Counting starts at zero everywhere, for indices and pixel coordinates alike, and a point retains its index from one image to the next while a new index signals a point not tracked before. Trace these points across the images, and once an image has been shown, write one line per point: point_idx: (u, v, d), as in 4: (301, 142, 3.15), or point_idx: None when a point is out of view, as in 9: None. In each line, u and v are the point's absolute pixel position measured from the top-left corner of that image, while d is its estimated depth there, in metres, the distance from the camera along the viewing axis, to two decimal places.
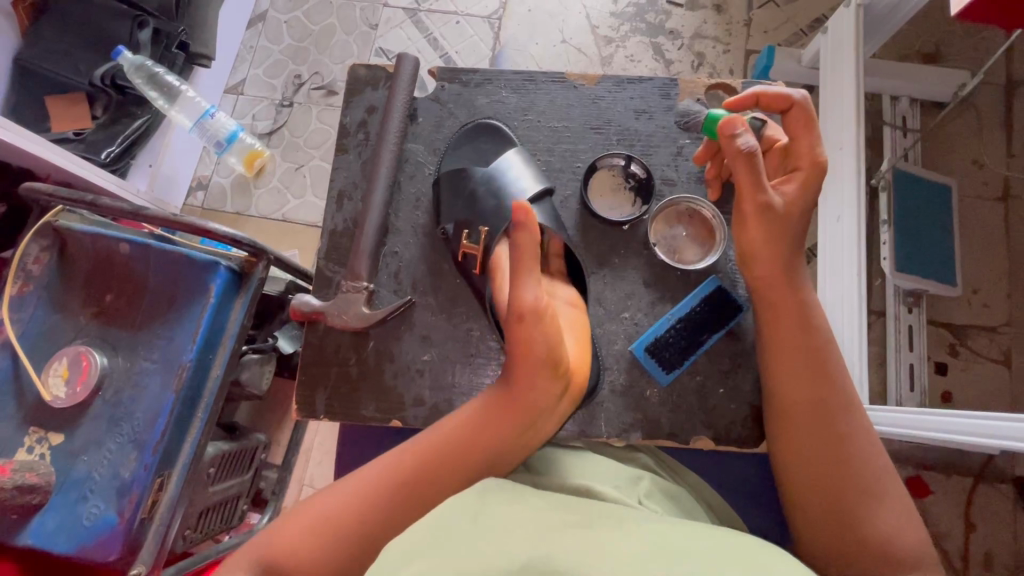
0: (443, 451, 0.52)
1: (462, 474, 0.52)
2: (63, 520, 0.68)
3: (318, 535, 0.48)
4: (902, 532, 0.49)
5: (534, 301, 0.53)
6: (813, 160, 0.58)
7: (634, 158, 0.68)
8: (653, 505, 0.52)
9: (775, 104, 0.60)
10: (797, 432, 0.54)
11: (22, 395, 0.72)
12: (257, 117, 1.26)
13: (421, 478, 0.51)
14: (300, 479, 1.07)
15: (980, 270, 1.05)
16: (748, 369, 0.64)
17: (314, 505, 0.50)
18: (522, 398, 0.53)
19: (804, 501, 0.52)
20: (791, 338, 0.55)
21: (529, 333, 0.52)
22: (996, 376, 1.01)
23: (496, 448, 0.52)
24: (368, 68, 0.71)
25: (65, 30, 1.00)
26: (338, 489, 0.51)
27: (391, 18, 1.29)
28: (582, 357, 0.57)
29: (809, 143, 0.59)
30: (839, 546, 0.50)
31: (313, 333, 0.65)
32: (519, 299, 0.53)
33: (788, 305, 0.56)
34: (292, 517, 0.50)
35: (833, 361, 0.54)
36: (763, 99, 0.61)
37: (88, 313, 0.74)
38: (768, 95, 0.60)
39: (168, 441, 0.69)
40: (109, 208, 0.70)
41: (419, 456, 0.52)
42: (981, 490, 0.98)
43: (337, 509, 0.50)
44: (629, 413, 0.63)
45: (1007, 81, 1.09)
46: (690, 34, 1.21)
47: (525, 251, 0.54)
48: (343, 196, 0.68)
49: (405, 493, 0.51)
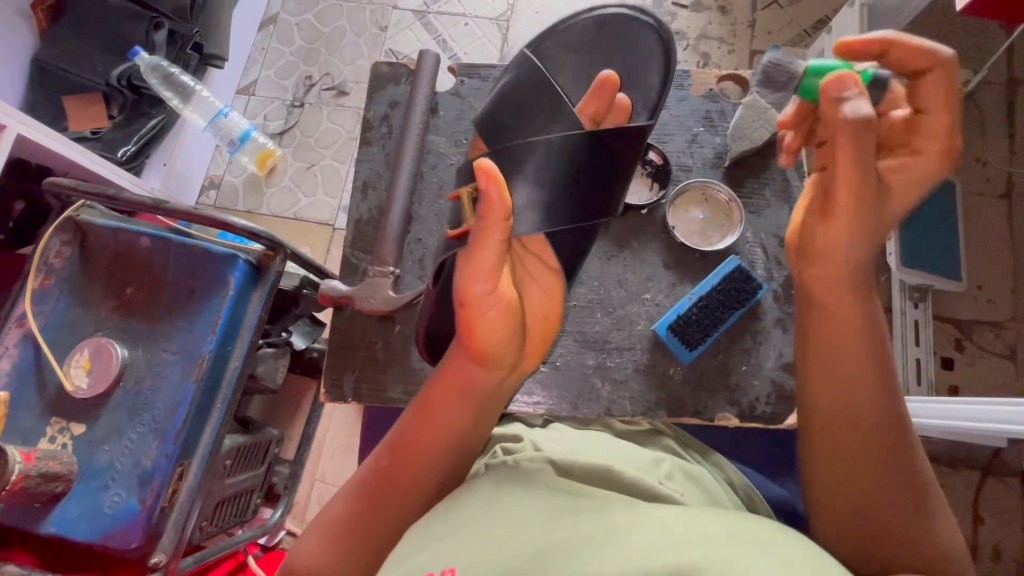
0: (417, 440, 0.51)
1: (434, 458, 0.51)
2: (85, 509, 0.69)
3: (333, 540, 0.48)
4: (947, 548, 0.46)
5: (485, 290, 0.49)
6: (940, 147, 0.52)
7: (651, 146, 0.69)
8: (672, 484, 0.52)
9: (914, 66, 0.52)
10: (846, 443, 0.49)
11: (45, 386, 0.73)
12: (269, 117, 1.28)
13: (397, 470, 0.50)
14: (312, 473, 1.08)
15: (984, 265, 1.06)
16: (770, 346, 0.65)
17: (330, 509, 0.50)
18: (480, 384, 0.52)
19: (850, 516, 0.48)
20: (843, 344, 0.50)
21: (478, 318, 0.49)
22: (1002, 370, 1.02)
23: (461, 424, 0.51)
24: (389, 64, 0.72)
25: (83, 32, 1.01)
26: (340, 497, 0.51)
27: (401, 20, 1.31)
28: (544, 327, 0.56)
29: (942, 122, 0.52)
30: (886, 565, 0.46)
31: (340, 318, 0.66)
32: (468, 284, 0.49)
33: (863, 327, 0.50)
34: (307, 534, 0.50)
35: (884, 366, 0.50)
36: (905, 54, 0.52)
37: (109, 304, 0.75)
38: (911, 48, 0.51)
39: (188, 430, 0.70)
40: (132, 202, 0.72)
41: (395, 455, 0.51)
42: (988, 484, 0.99)
43: (348, 514, 0.49)
44: (652, 393, 0.64)
45: (1008, 80, 1.11)
46: (695, 35, 1.23)
47: (487, 223, 0.48)
48: (368, 186, 0.70)
49: (383, 492, 0.49)
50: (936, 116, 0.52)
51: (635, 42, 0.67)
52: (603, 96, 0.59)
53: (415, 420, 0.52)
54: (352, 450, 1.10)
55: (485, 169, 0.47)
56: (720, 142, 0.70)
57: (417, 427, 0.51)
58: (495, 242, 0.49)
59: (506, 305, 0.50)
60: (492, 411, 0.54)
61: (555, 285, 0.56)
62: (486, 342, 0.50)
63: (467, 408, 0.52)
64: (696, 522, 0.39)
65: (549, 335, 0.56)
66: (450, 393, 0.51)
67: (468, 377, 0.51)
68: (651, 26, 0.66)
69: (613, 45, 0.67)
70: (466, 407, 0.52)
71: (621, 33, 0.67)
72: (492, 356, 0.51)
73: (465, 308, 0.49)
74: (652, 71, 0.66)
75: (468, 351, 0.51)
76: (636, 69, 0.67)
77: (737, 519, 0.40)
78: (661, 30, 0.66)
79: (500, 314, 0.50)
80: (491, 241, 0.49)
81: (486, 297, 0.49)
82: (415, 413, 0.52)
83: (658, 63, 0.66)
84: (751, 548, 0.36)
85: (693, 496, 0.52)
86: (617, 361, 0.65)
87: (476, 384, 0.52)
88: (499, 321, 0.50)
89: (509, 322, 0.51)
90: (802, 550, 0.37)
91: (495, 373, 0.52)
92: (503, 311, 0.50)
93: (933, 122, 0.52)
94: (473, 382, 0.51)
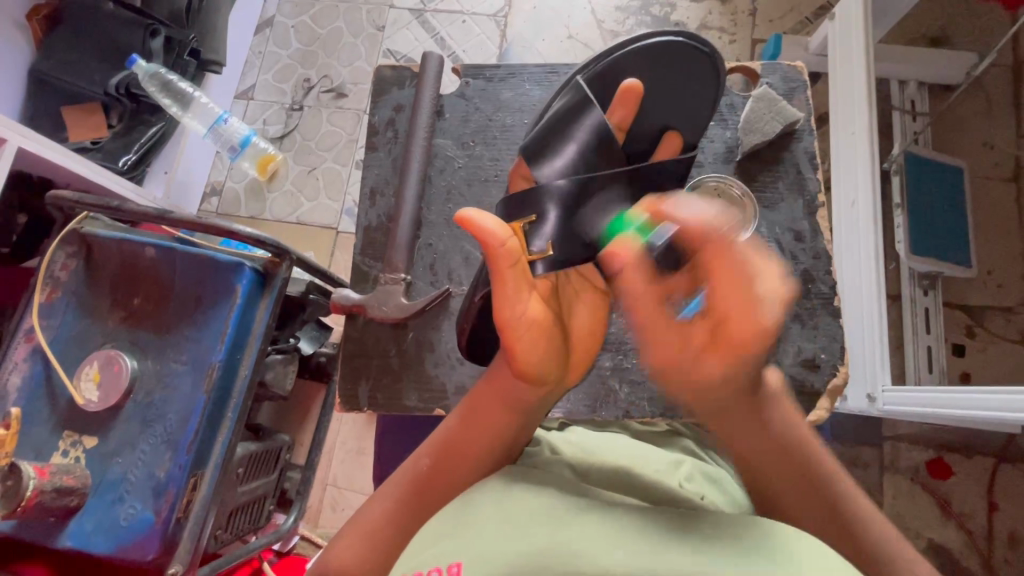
0: (464, 443, 0.50)
1: (475, 464, 0.50)
2: (101, 521, 0.69)
3: (374, 542, 0.47)
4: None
5: (521, 318, 0.48)
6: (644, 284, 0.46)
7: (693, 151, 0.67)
8: (692, 487, 0.52)
9: (690, 235, 0.42)
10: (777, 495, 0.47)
11: (55, 401, 0.73)
12: (269, 122, 1.27)
13: (437, 471, 0.50)
14: (324, 478, 1.08)
15: (994, 251, 1.04)
16: (787, 343, 0.64)
17: (368, 512, 0.49)
18: (518, 401, 0.51)
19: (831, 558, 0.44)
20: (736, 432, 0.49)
21: (517, 346, 0.48)
22: (1015, 356, 1.00)
23: (506, 434, 0.51)
24: (393, 68, 0.72)
25: (79, 41, 1.00)
26: (377, 501, 0.50)
27: (397, 19, 1.30)
28: (586, 340, 0.56)
29: (727, 304, 0.41)
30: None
31: (353, 326, 0.66)
32: (503, 314, 0.47)
33: (767, 443, 0.48)
34: (340, 536, 0.48)
35: (801, 448, 0.48)
36: (676, 222, 0.42)
37: (117, 316, 0.74)
38: (684, 219, 0.42)
39: (201, 441, 0.70)
40: (135, 212, 0.71)
41: (435, 460, 0.50)
42: (1003, 470, 0.97)
43: (386, 517, 0.48)
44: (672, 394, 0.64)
45: (1015, 61, 1.09)
46: (695, 25, 1.21)
47: (500, 262, 0.46)
48: (376, 193, 0.69)
49: (421, 491, 0.49)
50: (718, 296, 0.41)
51: (691, 71, 0.65)
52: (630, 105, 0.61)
53: (459, 423, 0.52)
54: (364, 454, 1.10)
55: (468, 218, 0.45)
56: (731, 135, 0.69)
57: (463, 431, 0.51)
58: (506, 267, 0.46)
59: (537, 325, 0.49)
60: (532, 420, 0.53)
61: (599, 303, 0.57)
62: (525, 361, 0.49)
63: (510, 415, 0.51)
64: (715, 517, 0.39)
65: (590, 344, 0.56)
66: (492, 403, 0.51)
67: (511, 389, 0.51)
68: (707, 55, 0.65)
69: (666, 70, 0.65)
70: (509, 413, 0.51)
71: (675, 61, 0.65)
72: (534, 373, 0.50)
73: (502, 331, 0.48)
74: (693, 94, 0.66)
75: (511, 368, 0.50)
76: (687, 96, 0.66)
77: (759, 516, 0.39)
78: (715, 57, 0.65)
79: (534, 336, 0.48)
80: (503, 268, 0.46)
81: (517, 320, 0.48)
82: (460, 418, 0.52)
83: (711, 93, 0.66)
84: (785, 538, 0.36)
85: (713, 497, 0.51)
86: (634, 362, 0.65)
87: (520, 395, 0.51)
88: (535, 345, 0.48)
89: (546, 342, 0.49)
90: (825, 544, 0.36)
91: (539, 388, 0.51)
92: (536, 334, 0.48)
93: (725, 296, 0.41)
94: (515, 392, 0.51)
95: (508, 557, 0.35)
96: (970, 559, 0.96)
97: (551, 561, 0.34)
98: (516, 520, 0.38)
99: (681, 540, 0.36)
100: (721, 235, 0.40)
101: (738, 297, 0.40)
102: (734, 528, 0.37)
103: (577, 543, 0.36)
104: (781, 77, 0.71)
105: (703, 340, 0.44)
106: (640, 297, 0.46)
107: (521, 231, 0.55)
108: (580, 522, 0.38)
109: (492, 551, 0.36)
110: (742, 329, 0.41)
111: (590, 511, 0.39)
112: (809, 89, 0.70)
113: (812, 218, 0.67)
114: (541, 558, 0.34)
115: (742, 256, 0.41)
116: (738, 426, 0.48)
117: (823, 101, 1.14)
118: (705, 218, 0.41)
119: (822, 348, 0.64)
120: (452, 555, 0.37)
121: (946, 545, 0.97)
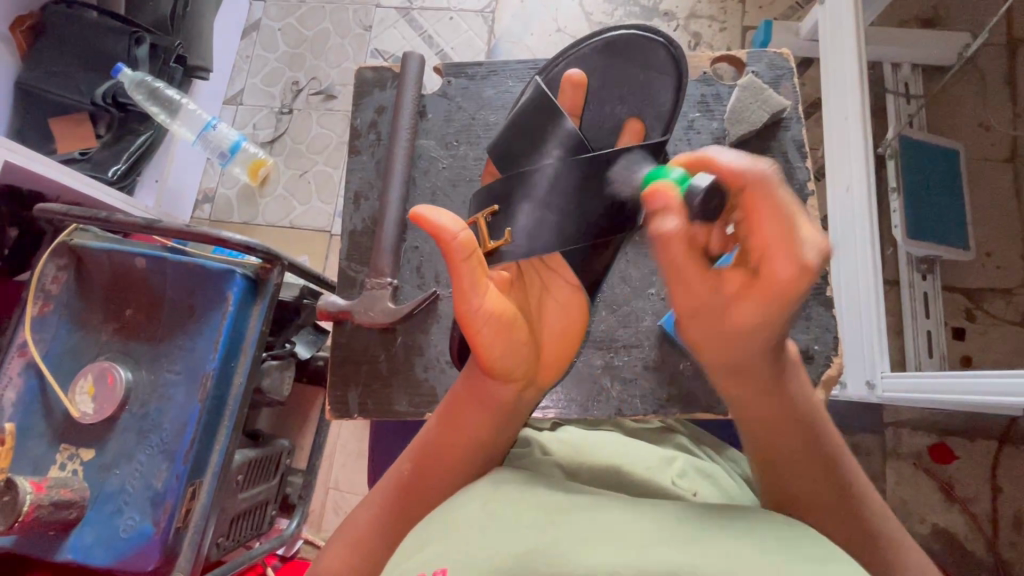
0: (444, 444, 0.50)
1: (457, 462, 0.49)
2: (100, 533, 0.69)
3: (360, 550, 0.47)
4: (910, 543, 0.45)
5: (487, 316, 0.47)
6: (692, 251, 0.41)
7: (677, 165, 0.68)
8: (685, 483, 0.52)
9: (729, 181, 0.40)
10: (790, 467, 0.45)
11: (51, 414, 0.73)
12: (258, 127, 1.26)
13: (418, 477, 0.49)
14: (325, 482, 1.08)
15: (993, 233, 1.03)
16: None
17: (355, 518, 0.49)
18: (489, 401, 0.50)
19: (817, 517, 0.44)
20: (753, 387, 0.45)
21: (483, 345, 0.48)
22: (1017, 338, 0.99)
23: (482, 434, 0.50)
24: (374, 70, 0.71)
25: (61, 50, 0.99)
26: (366, 506, 0.50)
27: (385, 18, 1.29)
28: (562, 333, 0.55)
29: (765, 240, 0.38)
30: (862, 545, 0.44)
31: (341, 332, 0.66)
32: (465, 311, 0.47)
33: (784, 412, 0.45)
34: (332, 543, 0.48)
35: (813, 416, 0.46)
36: (717, 170, 0.41)
37: (110, 328, 0.74)
38: (724, 165, 0.40)
39: (197, 451, 0.70)
40: (123, 223, 0.70)
41: (417, 463, 0.50)
42: (1007, 453, 0.97)
43: (371, 522, 0.48)
44: (664, 390, 0.63)
45: (1009, 39, 1.08)
46: (685, 15, 1.20)
47: (455, 264, 0.46)
48: (360, 196, 0.69)
49: (406, 497, 0.49)
50: (758, 234, 0.38)
51: (646, 60, 0.66)
52: (578, 95, 0.62)
53: (438, 426, 0.51)
54: (364, 457, 1.10)
55: (420, 217, 0.45)
56: (716, 126, 0.68)
57: (443, 435, 0.50)
58: (463, 265, 0.46)
59: (502, 321, 0.48)
60: (515, 416, 0.52)
61: (571, 300, 0.56)
62: (492, 352, 0.48)
63: (486, 414, 0.50)
64: (704, 510, 0.38)
65: (570, 340, 0.55)
66: (468, 403, 0.50)
67: (485, 387, 0.50)
68: (661, 44, 0.66)
69: (620, 62, 0.67)
70: (485, 412, 0.50)
71: (635, 56, 0.67)
72: (505, 369, 0.49)
73: (465, 329, 0.48)
74: (671, 90, 0.65)
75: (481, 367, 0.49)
76: (649, 90, 0.66)
77: (750, 511, 0.38)
78: (672, 46, 0.66)
79: (500, 331, 0.48)
80: (461, 267, 0.46)
81: (479, 316, 0.47)
82: (441, 421, 0.51)
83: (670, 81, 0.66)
84: (785, 531, 0.35)
85: (706, 493, 0.51)
86: (625, 359, 0.64)
87: (494, 393, 0.50)
88: (500, 338, 0.48)
89: (513, 337, 0.49)
90: (816, 536, 0.35)
91: (511, 385, 0.50)
92: (499, 328, 0.48)
93: (764, 236, 0.38)
94: (488, 391, 0.50)
95: (497, 552, 0.35)
96: (976, 543, 0.95)
97: (540, 561, 0.33)
98: (506, 520, 0.38)
99: (675, 534, 0.35)
100: (763, 177, 0.38)
101: (778, 239, 0.37)
102: (727, 519, 0.36)
103: (563, 540, 0.35)
104: (769, 66, 0.70)
105: (739, 286, 0.41)
106: (680, 256, 0.41)
107: (482, 222, 0.60)
108: (568, 520, 0.37)
109: (480, 553, 0.35)
110: (783, 275, 0.38)
111: (577, 508, 0.39)
112: (795, 77, 0.69)
113: (802, 208, 0.66)
114: (530, 555, 0.34)
115: (784, 201, 0.38)
116: (756, 393, 0.45)
117: (813, 88, 1.14)
118: (749, 163, 0.39)
119: (815, 339, 0.64)
120: (437, 554, 0.36)
121: (951, 529, 0.96)
